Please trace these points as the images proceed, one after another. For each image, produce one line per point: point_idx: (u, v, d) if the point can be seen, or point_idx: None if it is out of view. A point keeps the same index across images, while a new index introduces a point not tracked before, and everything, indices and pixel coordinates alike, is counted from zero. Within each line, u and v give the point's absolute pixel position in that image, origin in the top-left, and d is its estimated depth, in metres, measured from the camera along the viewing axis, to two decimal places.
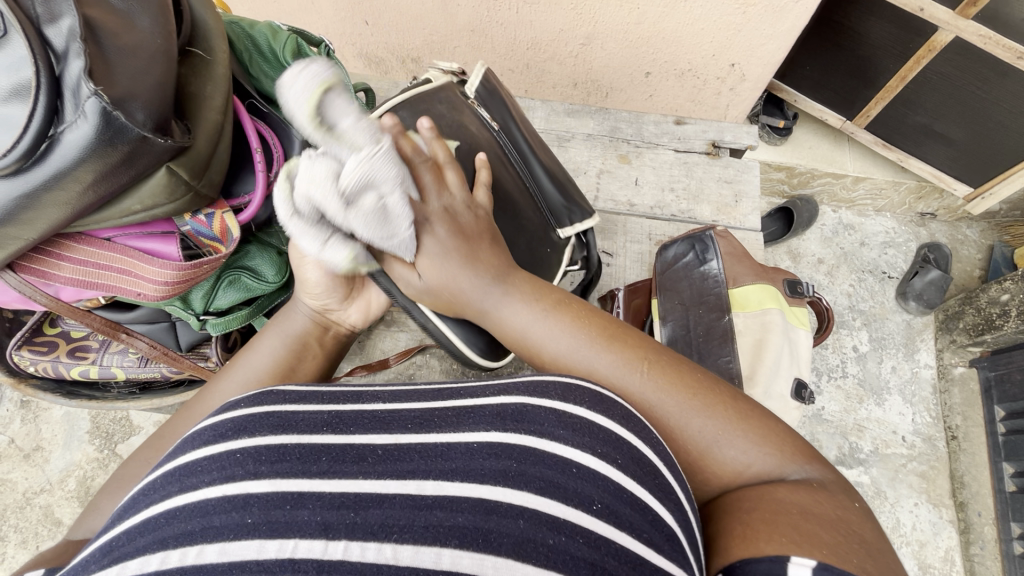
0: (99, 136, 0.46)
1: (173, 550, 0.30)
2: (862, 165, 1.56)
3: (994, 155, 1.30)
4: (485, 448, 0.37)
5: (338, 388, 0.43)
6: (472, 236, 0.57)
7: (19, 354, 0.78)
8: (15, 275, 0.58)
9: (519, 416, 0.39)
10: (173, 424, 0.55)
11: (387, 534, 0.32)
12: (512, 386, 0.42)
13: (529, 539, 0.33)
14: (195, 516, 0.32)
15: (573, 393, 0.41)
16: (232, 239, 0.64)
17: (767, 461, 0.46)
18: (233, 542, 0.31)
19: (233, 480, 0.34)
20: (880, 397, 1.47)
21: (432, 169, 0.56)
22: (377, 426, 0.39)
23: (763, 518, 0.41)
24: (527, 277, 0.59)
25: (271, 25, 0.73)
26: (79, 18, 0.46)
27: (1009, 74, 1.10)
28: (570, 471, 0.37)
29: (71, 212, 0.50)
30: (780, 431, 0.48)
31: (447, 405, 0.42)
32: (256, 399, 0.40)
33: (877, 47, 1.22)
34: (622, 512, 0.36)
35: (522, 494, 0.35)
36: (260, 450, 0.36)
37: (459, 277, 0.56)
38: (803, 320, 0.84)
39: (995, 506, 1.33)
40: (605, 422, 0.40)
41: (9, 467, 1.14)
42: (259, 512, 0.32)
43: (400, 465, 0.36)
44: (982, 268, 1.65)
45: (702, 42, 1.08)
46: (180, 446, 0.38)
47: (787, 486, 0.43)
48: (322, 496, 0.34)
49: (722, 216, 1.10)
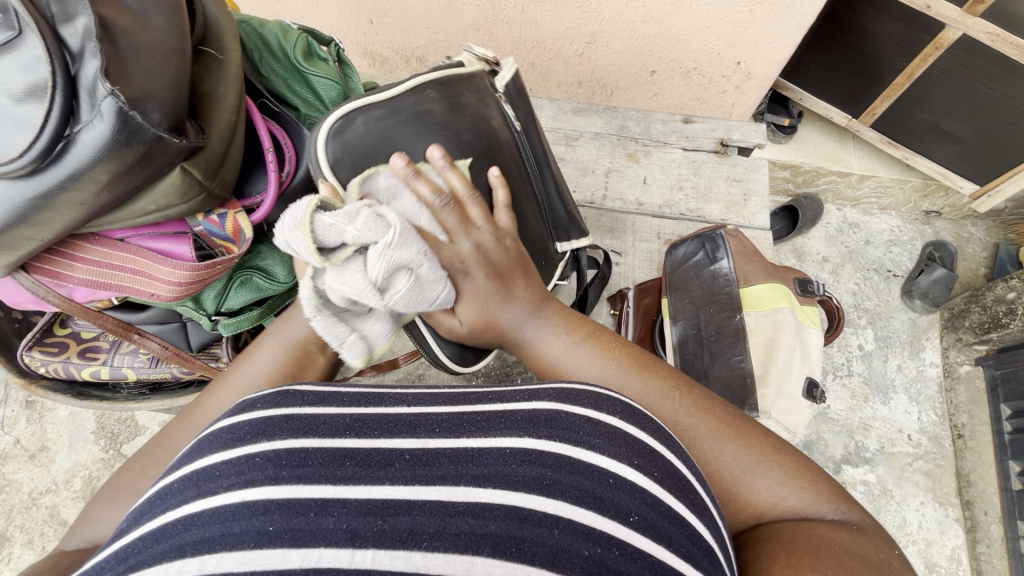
0: (115, 136, 0.46)
1: (191, 559, 0.30)
2: (867, 163, 1.56)
3: (1000, 152, 1.30)
4: (518, 454, 0.37)
5: (359, 390, 0.42)
6: (507, 266, 0.57)
7: (30, 355, 0.78)
8: (29, 276, 0.58)
9: (552, 423, 0.40)
10: (170, 430, 0.54)
11: (417, 542, 0.32)
12: (544, 391, 0.42)
13: (564, 549, 0.33)
14: (214, 522, 0.32)
15: (606, 403, 0.42)
16: (245, 240, 0.63)
17: (802, 496, 0.47)
18: (256, 550, 0.30)
19: (252, 484, 0.34)
20: (885, 396, 1.46)
21: (455, 210, 0.53)
22: (403, 431, 0.39)
23: (805, 549, 0.42)
24: (560, 307, 0.60)
25: (282, 25, 0.73)
26: (94, 18, 0.46)
27: (1017, 72, 1.09)
28: (607, 481, 0.37)
29: (86, 212, 0.50)
30: (812, 468, 0.49)
31: (476, 411, 0.42)
32: (273, 401, 0.40)
33: (883, 45, 1.22)
34: (660, 525, 0.36)
35: (557, 504, 0.35)
36: (279, 454, 0.36)
37: (495, 313, 0.56)
38: (815, 320, 0.83)
39: (1002, 505, 1.34)
40: (638, 433, 0.41)
41: (15, 467, 1.14)
42: (281, 518, 0.32)
43: (430, 470, 0.36)
44: (988, 266, 1.65)
45: (708, 41, 1.07)
46: (195, 449, 0.38)
47: (826, 526, 0.44)
48: (347, 503, 0.33)
49: (730, 215, 1.10)
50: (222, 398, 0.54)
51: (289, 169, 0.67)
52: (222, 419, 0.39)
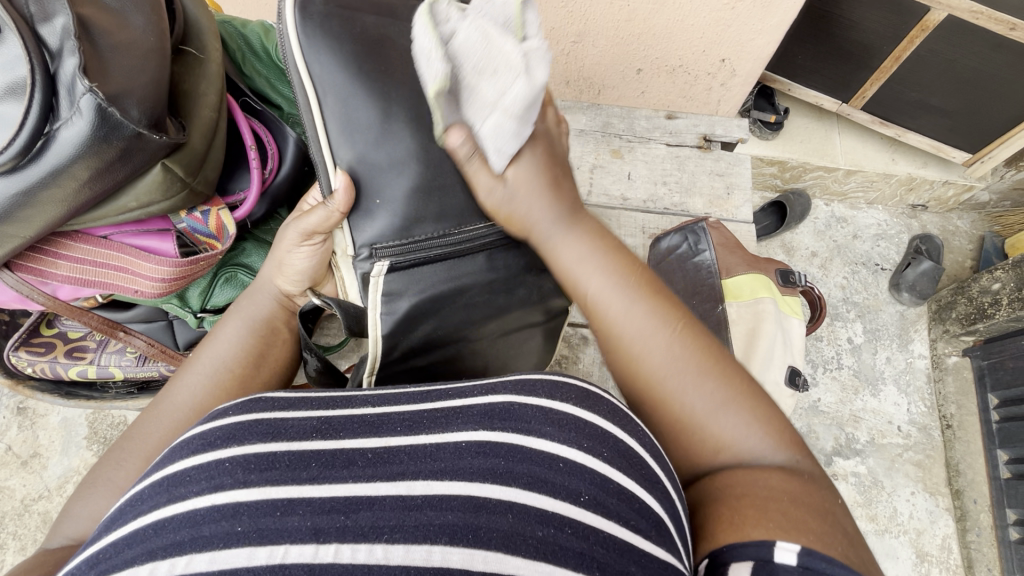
0: (94, 133, 0.46)
1: (161, 562, 0.31)
2: (852, 157, 1.59)
3: (990, 121, 1.33)
4: (473, 447, 0.38)
5: (325, 395, 0.44)
6: (557, 167, 0.57)
7: (17, 355, 0.78)
8: (12, 274, 0.58)
9: (506, 414, 0.40)
10: (141, 423, 0.56)
11: (378, 535, 0.33)
12: (501, 386, 0.43)
13: (518, 533, 0.34)
14: (184, 526, 0.33)
15: (562, 391, 0.43)
16: (228, 236, 0.64)
17: (761, 443, 0.48)
18: (224, 551, 0.31)
19: (221, 488, 0.35)
20: (875, 387, 1.48)
21: (534, 102, 0.57)
22: (366, 431, 0.40)
23: (751, 504, 0.43)
24: (592, 220, 0.58)
25: (263, 24, 0.73)
26: (73, 17, 0.46)
27: (1003, 47, 1.11)
28: (557, 466, 0.38)
29: (69, 210, 0.51)
30: (775, 416, 0.49)
31: (435, 408, 0.42)
32: (243, 408, 0.40)
33: (868, 31, 1.24)
34: (609, 504, 0.37)
35: (512, 490, 0.36)
36: (248, 458, 0.36)
37: (530, 202, 0.56)
38: (796, 310, 0.84)
39: (990, 493, 1.35)
40: (592, 418, 0.41)
41: (7, 474, 1.14)
42: (249, 520, 0.33)
43: (391, 468, 0.37)
44: (974, 259, 1.67)
45: (692, 39, 1.09)
46: (168, 457, 0.38)
47: (773, 474, 0.45)
48: (312, 501, 0.34)
49: (714, 209, 1.11)
50: (190, 380, 0.57)
51: (271, 166, 0.67)
52: (195, 425, 0.40)
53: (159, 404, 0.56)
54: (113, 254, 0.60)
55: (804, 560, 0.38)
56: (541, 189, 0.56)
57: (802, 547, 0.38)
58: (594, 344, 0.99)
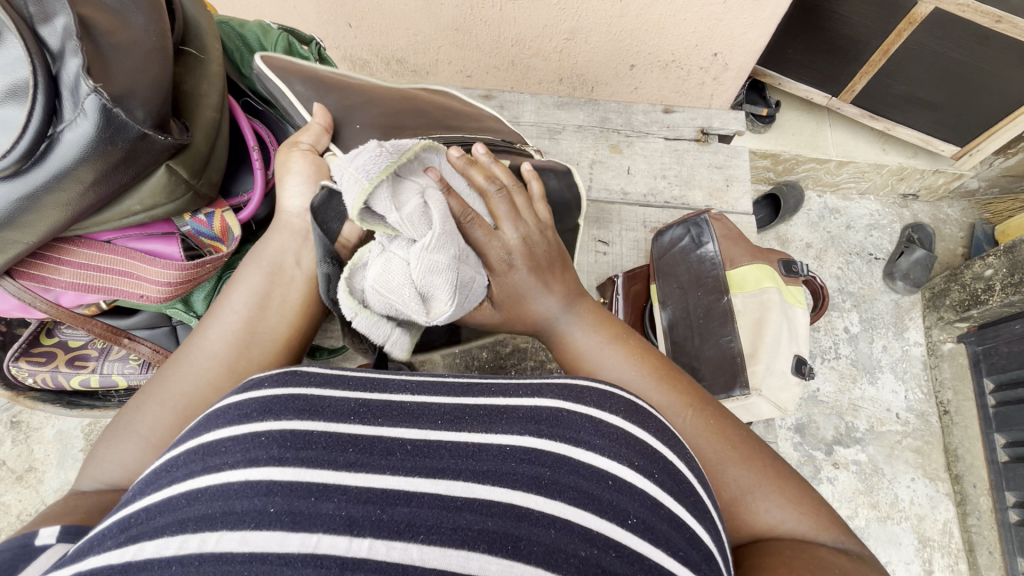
0: (100, 135, 0.45)
1: (193, 536, 0.30)
2: (844, 148, 1.60)
3: (979, 113, 1.34)
4: (518, 453, 0.38)
5: (362, 374, 0.43)
6: (546, 266, 0.61)
7: (17, 366, 0.76)
8: (14, 282, 0.58)
9: (553, 420, 0.40)
10: (164, 370, 0.55)
11: (413, 534, 0.32)
12: (545, 389, 0.43)
13: (560, 550, 0.33)
14: (217, 499, 0.32)
15: (609, 401, 0.43)
16: (234, 239, 0.63)
17: (801, 522, 0.49)
18: (256, 532, 0.31)
19: (255, 464, 0.34)
20: (872, 375, 1.49)
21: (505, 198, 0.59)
22: (405, 420, 0.39)
23: (803, 564, 0.44)
24: (593, 307, 0.64)
25: (261, 24, 0.72)
26: (74, 17, 0.45)
27: (990, 39, 1.13)
28: (606, 483, 0.37)
29: (71, 213, 0.50)
30: (812, 498, 0.50)
31: (480, 403, 0.41)
32: (280, 381, 0.40)
33: (856, 25, 1.25)
34: (658, 527, 0.37)
35: (555, 503, 0.35)
36: (284, 435, 0.36)
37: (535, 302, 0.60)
38: (800, 299, 0.84)
39: (990, 477, 1.37)
40: (641, 435, 0.41)
41: (3, 490, 1.12)
42: (282, 501, 0.32)
43: (429, 463, 0.36)
44: (965, 246, 1.69)
45: (685, 34, 1.09)
46: (203, 424, 0.38)
47: (826, 550, 0.47)
48: (347, 490, 0.34)
49: (713, 201, 1.12)
50: (211, 328, 0.56)
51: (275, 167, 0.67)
52: (230, 394, 0.40)
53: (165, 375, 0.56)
54: (120, 258, 0.59)
55: None
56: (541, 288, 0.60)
57: None
58: None
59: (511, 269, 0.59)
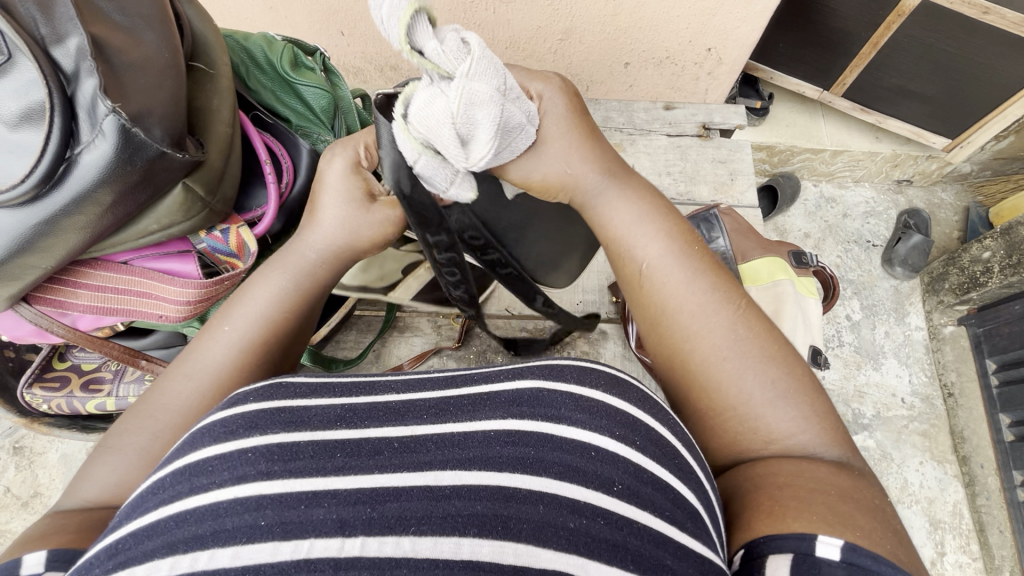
0: (118, 155, 0.45)
1: (184, 556, 0.30)
2: (838, 138, 1.61)
3: (968, 104, 1.35)
4: (502, 436, 0.38)
5: (350, 380, 0.43)
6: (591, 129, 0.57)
7: (31, 393, 0.75)
8: (31, 308, 0.57)
9: (534, 400, 0.40)
10: (162, 386, 0.52)
11: (405, 527, 0.32)
12: (527, 370, 0.42)
13: (551, 523, 0.33)
14: (207, 518, 0.32)
15: (588, 376, 0.42)
16: (250, 253, 0.61)
17: (815, 437, 0.48)
18: (248, 545, 0.30)
19: (245, 480, 0.34)
20: (876, 361, 1.51)
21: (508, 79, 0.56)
22: (392, 419, 0.39)
23: (794, 496, 0.43)
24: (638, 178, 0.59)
25: (266, 37, 0.72)
26: (86, 37, 0.44)
27: (977, 30, 1.14)
28: (589, 454, 0.37)
29: (91, 236, 0.49)
30: (831, 418, 0.50)
31: (460, 394, 0.42)
32: (265, 394, 0.40)
33: (845, 19, 1.26)
34: (643, 492, 0.36)
35: (543, 480, 0.35)
36: (272, 449, 0.36)
37: (578, 167, 0.56)
38: (812, 289, 0.84)
39: (996, 457, 1.38)
40: (620, 405, 0.41)
41: (9, 516, 1.10)
42: (273, 513, 0.32)
43: (416, 457, 0.36)
44: (961, 230, 1.71)
45: (679, 30, 1.10)
46: (187, 443, 0.37)
47: (827, 469, 0.46)
48: (337, 494, 0.34)
49: (719, 196, 1.12)
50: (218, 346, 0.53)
51: (288, 180, 0.66)
52: (216, 411, 0.39)
53: (189, 365, 0.52)
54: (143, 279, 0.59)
55: (848, 554, 0.38)
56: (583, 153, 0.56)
57: (844, 542, 0.38)
58: (612, 339, 0.99)
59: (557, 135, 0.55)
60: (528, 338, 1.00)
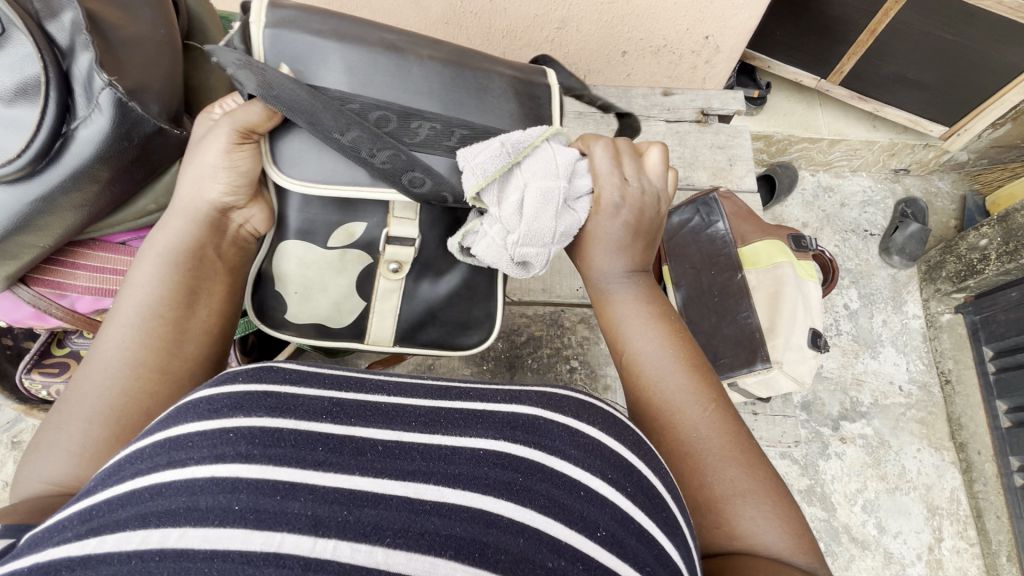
0: (116, 130, 0.45)
1: (155, 530, 0.29)
2: (836, 126, 1.62)
3: (966, 93, 1.36)
4: (492, 458, 0.37)
5: (341, 375, 0.42)
6: (641, 236, 0.64)
7: (30, 378, 0.75)
8: (29, 289, 0.56)
9: (530, 428, 0.40)
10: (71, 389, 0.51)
11: (380, 536, 0.31)
12: (524, 397, 0.43)
13: (528, 558, 0.32)
14: (181, 494, 0.31)
15: (586, 412, 0.43)
16: None
17: (779, 540, 0.49)
18: (217, 529, 0.29)
19: (223, 460, 0.33)
20: (874, 350, 1.51)
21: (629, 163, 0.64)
22: (379, 421, 0.38)
23: None
24: (653, 289, 0.65)
25: None
26: (81, 11, 0.44)
27: (975, 15, 1.14)
28: (577, 493, 0.37)
29: (87, 214, 0.49)
30: (803, 530, 0.51)
31: (451, 406, 0.41)
32: (255, 376, 0.39)
33: (843, 6, 1.25)
34: (626, 542, 0.35)
35: (525, 512, 0.34)
36: (254, 431, 0.34)
37: (607, 257, 0.64)
38: (811, 273, 0.84)
39: (993, 443, 1.39)
40: (614, 446, 0.41)
41: None
42: (247, 498, 0.31)
43: (400, 465, 0.35)
44: (957, 218, 1.72)
45: (676, 17, 1.09)
46: (171, 418, 0.36)
47: (785, 568, 0.47)
48: (315, 489, 0.32)
49: (718, 180, 1.12)
50: (114, 333, 0.52)
51: None
52: (204, 388, 0.38)
53: (89, 357, 0.52)
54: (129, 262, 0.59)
55: None
56: (619, 248, 0.63)
57: None
58: None
59: (615, 213, 0.62)
60: (526, 323, 1.00)
